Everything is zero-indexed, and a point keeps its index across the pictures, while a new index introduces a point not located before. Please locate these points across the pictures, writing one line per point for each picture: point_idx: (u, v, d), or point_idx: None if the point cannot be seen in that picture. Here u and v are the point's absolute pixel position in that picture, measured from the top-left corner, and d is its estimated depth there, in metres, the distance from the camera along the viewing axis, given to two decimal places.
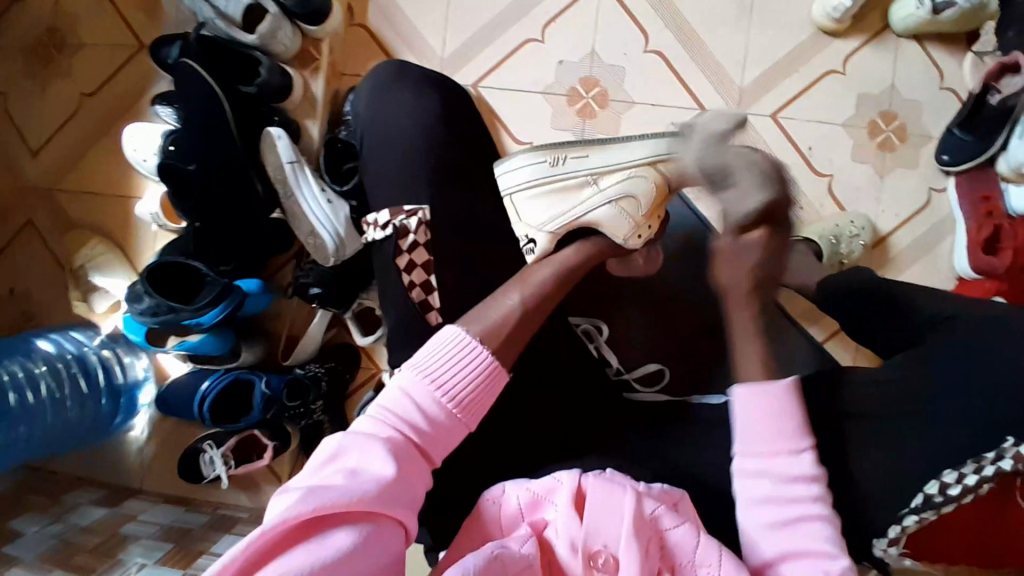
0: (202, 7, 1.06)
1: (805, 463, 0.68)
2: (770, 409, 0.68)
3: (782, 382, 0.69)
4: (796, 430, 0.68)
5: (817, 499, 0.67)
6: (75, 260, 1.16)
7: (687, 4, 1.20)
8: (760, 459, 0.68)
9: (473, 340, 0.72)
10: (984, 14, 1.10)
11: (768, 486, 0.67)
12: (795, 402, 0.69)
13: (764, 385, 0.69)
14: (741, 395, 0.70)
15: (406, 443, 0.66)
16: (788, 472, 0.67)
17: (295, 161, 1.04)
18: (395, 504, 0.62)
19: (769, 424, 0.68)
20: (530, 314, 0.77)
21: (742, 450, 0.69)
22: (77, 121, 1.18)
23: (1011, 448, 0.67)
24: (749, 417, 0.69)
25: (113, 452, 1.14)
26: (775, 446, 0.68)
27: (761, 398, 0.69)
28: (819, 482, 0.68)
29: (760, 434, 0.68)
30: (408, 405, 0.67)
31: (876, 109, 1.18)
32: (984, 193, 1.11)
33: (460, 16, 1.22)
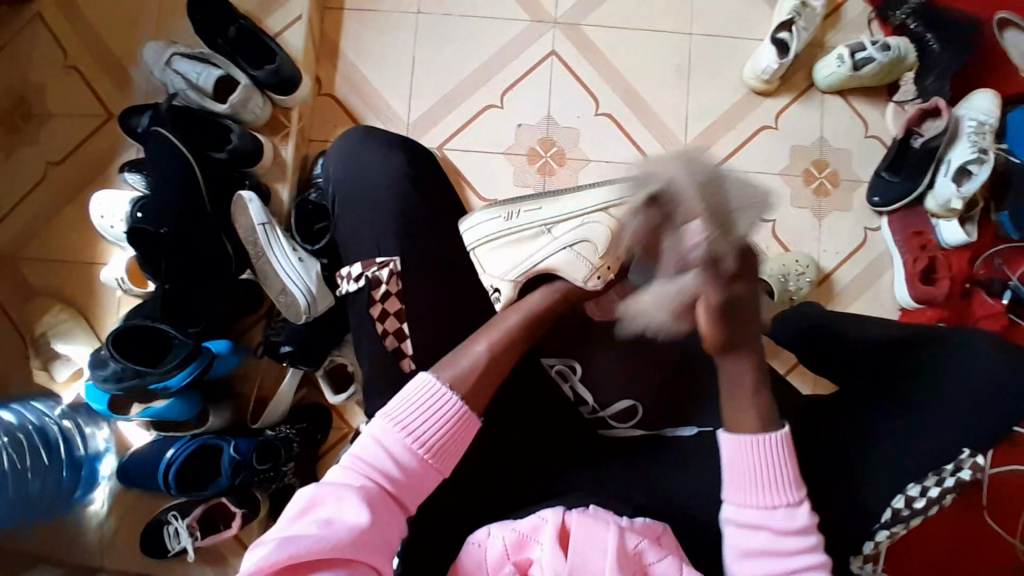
0: (176, 81, 1.12)
1: (801, 514, 0.69)
2: (758, 461, 0.70)
3: (774, 436, 0.70)
4: (792, 483, 0.69)
5: (811, 550, 0.68)
6: (37, 329, 1.13)
7: (631, 69, 1.31)
8: (758, 509, 0.69)
9: (445, 389, 0.71)
10: (901, 66, 1.24)
11: (761, 536, 0.68)
12: (785, 456, 0.70)
13: (762, 436, 0.70)
14: (727, 442, 0.71)
15: (379, 491, 0.65)
16: (782, 522, 0.68)
17: (266, 222, 1.06)
18: (370, 553, 0.62)
19: (765, 474, 0.69)
20: (498, 358, 0.75)
21: (739, 498, 0.70)
22: (43, 189, 1.18)
23: (968, 459, 0.72)
24: (753, 464, 0.70)
25: (67, 531, 1.08)
26: (768, 498, 0.69)
27: (754, 448, 0.70)
28: (814, 530, 0.69)
29: (753, 483, 0.69)
30: (380, 453, 0.67)
31: (810, 159, 1.29)
32: (916, 228, 1.22)
33: (425, 84, 1.30)
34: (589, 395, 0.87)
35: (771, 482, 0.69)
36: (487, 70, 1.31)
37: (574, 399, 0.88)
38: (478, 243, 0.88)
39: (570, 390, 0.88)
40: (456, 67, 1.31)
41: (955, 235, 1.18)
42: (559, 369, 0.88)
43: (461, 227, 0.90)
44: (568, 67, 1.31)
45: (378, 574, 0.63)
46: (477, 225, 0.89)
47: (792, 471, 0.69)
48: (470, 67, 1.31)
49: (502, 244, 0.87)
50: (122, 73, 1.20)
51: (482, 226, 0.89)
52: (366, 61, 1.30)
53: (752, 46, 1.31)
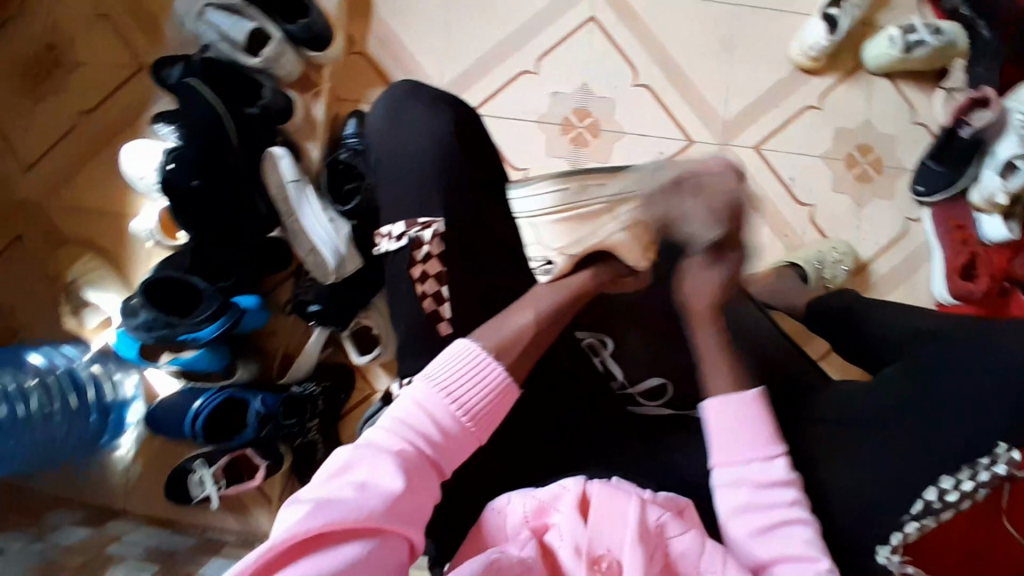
0: (208, 33, 1.10)
1: (779, 468, 0.69)
2: (742, 418, 0.71)
3: (750, 391, 0.72)
4: (768, 438, 0.70)
5: (793, 503, 0.68)
6: (69, 275, 1.14)
7: (673, 41, 1.27)
8: (737, 467, 0.70)
9: (490, 358, 0.71)
10: (952, 52, 1.20)
11: (746, 492, 0.68)
12: (763, 411, 0.71)
13: (739, 394, 0.72)
14: (710, 407, 0.72)
15: (417, 456, 0.65)
16: (762, 473, 0.69)
17: (298, 181, 1.06)
18: (404, 519, 0.61)
19: (742, 431, 0.70)
20: (543, 330, 0.75)
21: (721, 457, 0.70)
22: (74, 136, 1.18)
23: (1004, 453, 0.66)
24: (731, 425, 0.71)
25: (93, 474, 1.10)
26: (747, 451, 0.69)
27: (733, 406, 0.71)
28: (795, 485, 0.69)
29: (734, 440, 0.70)
30: (422, 416, 0.67)
31: (852, 143, 1.25)
32: (958, 221, 1.18)
33: (460, 46, 1.27)
34: (619, 370, 0.85)
35: (750, 438, 0.70)
36: (524, 34, 1.27)
37: (604, 372, 0.86)
38: (526, 218, 0.89)
39: (600, 363, 0.86)
40: (493, 29, 1.27)
41: (997, 230, 1.13)
42: (589, 343, 0.86)
43: (510, 192, 0.90)
44: (608, 35, 1.27)
45: (410, 543, 0.62)
46: (525, 197, 0.90)
47: (771, 426, 0.71)
48: (507, 31, 1.27)
49: (564, 218, 0.88)
50: (155, 20, 1.19)
51: (529, 199, 0.90)
52: (402, 20, 1.27)
53: (798, 22, 1.26)
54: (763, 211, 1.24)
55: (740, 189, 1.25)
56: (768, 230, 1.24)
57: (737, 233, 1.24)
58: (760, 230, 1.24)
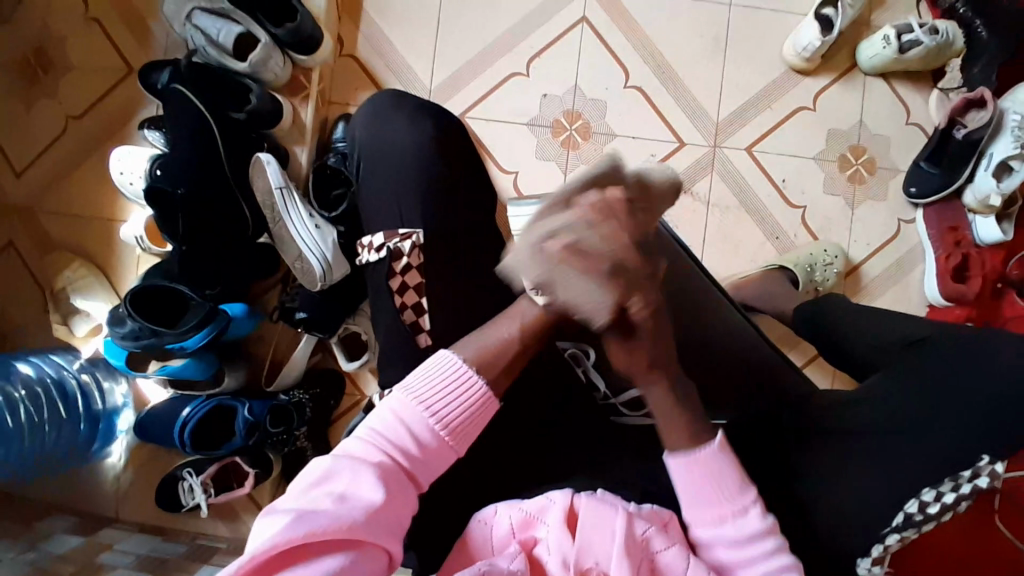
0: (195, 36, 1.09)
1: (755, 518, 0.67)
2: (706, 474, 0.68)
3: (711, 444, 0.68)
4: (738, 487, 0.68)
5: (775, 552, 0.66)
6: (57, 284, 1.13)
7: (664, 41, 1.26)
8: (710, 525, 0.68)
9: (469, 368, 0.70)
10: (948, 53, 1.18)
11: (724, 550, 0.67)
12: (729, 461, 0.69)
13: (696, 453, 0.68)
14: (674, 466, 0.69)
15: (395, 467, 0.65)
16: (736, 533, 0.67)
17: (284, 187, 1.04)
18: (383, 530, 0.61)
19: (705, 490, 0.68)
20: (528, 347, 0.74)
21: (694, 515, 0.68)
22: (62, 142, 1.18)
23: (987, 465, 0.67)
24: (694, 484, 0.68)
25: (87, 479, 1.11)
26: (722, 508, 0.67)
27: (696, 465, 0.68)
28: (774, 532, 0.67)
29: (700, 501, 0.68)
30: (400, 428, 0.67)
31: (846, 144, 1.24)
32: (953, 223, 1.17)
33: (449, 48, 1.26)
34: (602, 381, 0.86)
35: (714, 497, 0.68)
36: (514, 35, 1.26)
37: (587, 382, 0.87)
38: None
39: (582, 373, 0.87)
40: (483, 31, 1.26)
41: (990, 232, 1.13)
42: (572, 353, 0.88)
43: None
44: (600, 36, 1.26)
45: (388, 555, 0.62)
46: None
47: (737, 479, 0.68)
48: (497, 33, 1.26)
49: None
50: (142, 24, 1.18)
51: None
52: (391, 22, 1.26)
53: (792, 21, 1.25)
54: (754, 214, 1.24)
55: (730, 190, 1.24)
56: (759, 232, 1.23)
57: (726, 236, 1.23)
58: (750, 232, 1.23)
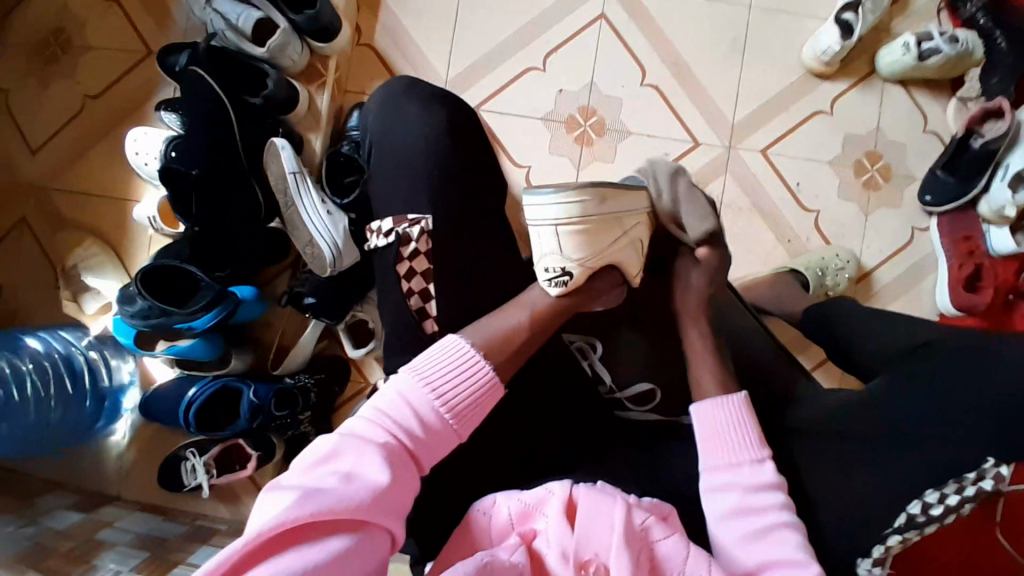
0: (215, 20, 1.09)
1: (768, 471, 0.69)
2: (727, 421, 0.72)
3: (737, 395, 0.73)
4: (756, 440, 0.71)
5: (781, 507, 0.67)
6: (69, 261, 1.15)
7: (682, 42, 1.25)
8: (725, 470, 0.69)
9: (478, 356, 0.71)
10: (968, 61, 1.16)
11: (735, 497, 0.68)
12: (750, 416, 0.72)
13: (726, 396, 0.73)
14: (699, 411, 0.73)
15: (400, 448, 0.65)
16: (751, 477, 0.68)
17: (298, 172, 1.05)
18: (387, 510, 0.61)
19: (727, 436, 0.71)
20: (533, 335, 0.74)
21: (710, 462, 0.71)
22: (80, 122, 1.19)
23: (992, 468, 0.66)
24: (719, 427, 0.72)
25: (91, 456, 1.12)
26: (735, 455, 0.70)
27: (720, 408, 0.72)
28: (782, 490, 0.69)
29: (721, 444, 0.71)
30: (406, 410, 0.66)
31: (862, 149, 1.23)
32: (966, 232, 1.15)
33: (467, 41, 1.26)
34: (608, 375, 0.87)
35: (737, 445, 0.70)
36: (532, 30, 1.26)
37: (592, 376, 0.88)
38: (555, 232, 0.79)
39: (588, 367, 0.88)
40: (500, 25, 1.26)
41: (1003, 244, 1.11)
42: (578, 346, 0.88)
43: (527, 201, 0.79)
44: (618, 34, 1.25)
45: (392, 536, 0.62)
46: (545, 203, 0.77)
47: (755, 432, 0.71)
48: (515, 27, 1.26)
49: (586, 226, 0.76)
50: (162, 8, 1.19)
51: (552, 205, 0.76)
52: (409, 14, 1.26)
53: (811, 25, 1.24)
54: (766, 217, 1.23)
55: (742, 192, 1.23)
56: (771, 235, 1.23)
57: (737, 237, 1.23)
58: (762, 235, 1.23)
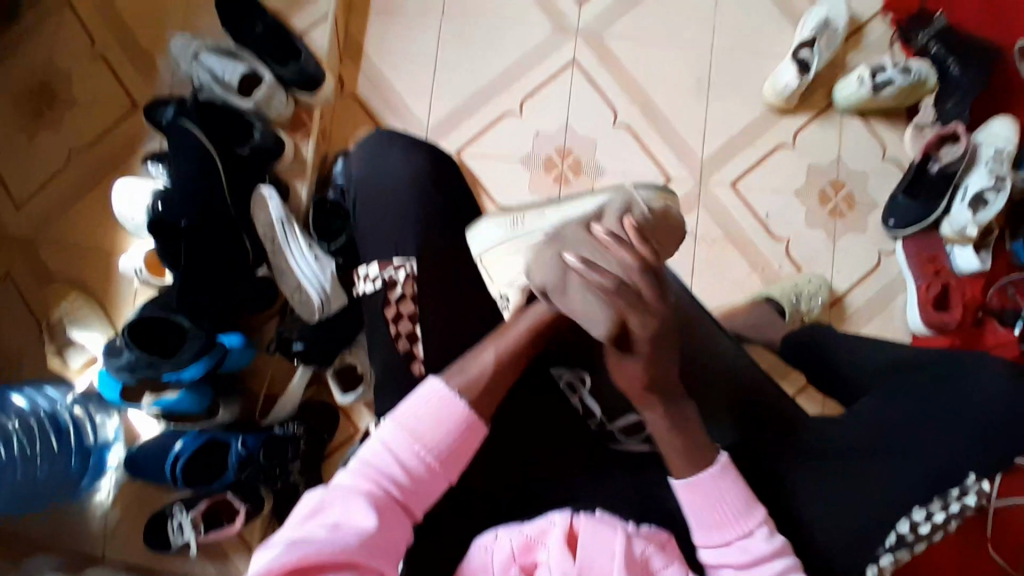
0: (201, 74, 1.13)
1: (763, 540, 0.66)
2: (711, 494, 0.66)
3: (714, 465, 0.67)
4: (745, 510, 0.66)
5: (786, 574, 0.65)
6: (54, 314, 1.14)
7: (650, 82, 1.32)
8: (719, 548, 0.66)
9: (452, 393, 0.70)
10: (922, 90, 1.24)
11: (733, 574, 0.65)
12: (735, 482, 0.67)
13: (698, 477, 0.66)
14: (680, 491, 0.67)
15: (387, 497, 0.65)
16: (748, 552, 0.65)
17: (286, 220, 1.08)
18: (377, 558, 0.61)
19: (720, 508, 0.66)
20: (508, 368, 0.73)
21: (702, 539, 0.66)
22: (64, 177, 1.20)
23: (975, 483, 0.70)
24: (703, 506, 0.66)
25: (75, 516, 1.09)
26: (732, 529, 0.66)
27: (699, 489, 0.66)
28: (783, 553, 0.66)
29: (714, 519, 0.66)
30: (390, 458, 0.67)
31: (826, 179, 1.29)
32: (932, 253, 1.21)
33: (445, 87, 1.31)
34: (598, 408, 0.87)
35: (728, 518, 0.66)
36: (509, 76, 1.31)
37: (583, 412, 0.87)
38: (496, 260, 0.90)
39: (578, 402, 0.87)
40: (478, 71, 1.31)
41: (967, 262, 1.18)
42: (568, 381, 0.88)
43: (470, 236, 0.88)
44: (588, 78, 1.31)
45: None
46: (483, 234, 0.88)
47: (742, 498, 0.66)
48: (491, 74, 1.31)
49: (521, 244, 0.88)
50: (147, 65, 1.22)
51: (490, 236, 0.88)
52: (390, 63, 1.31)
53: (771, 64, 1.31)
54: (740, 246, 1.27)
55: (716, 223, 1.28)
56: (746, 264, 1.27)
57: (714, 267, 1.27)
58: (737, 265, 1.27)
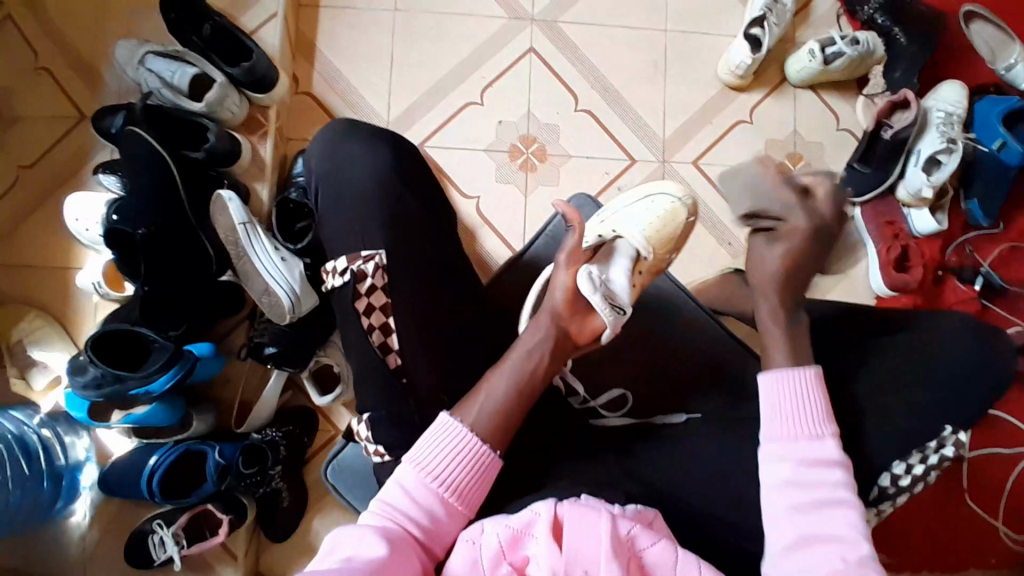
0: (149, 79, 1.11)
1: (831, 448, 0.72)
2: (794, 393, 0.75)
3: (807, 372, 0.76)
4: (823, 418, 0.73)
5: (840, 485, 0.70)
6: (13, 334, 1.09)
7: (608, 66, 1.32)
8: (785, 443, 0.73)
9: (466, 431, 0.72)
10: (869, 61, 1.27)
11: (791, 467, 0.71)
12: (820, 391, 0.75)
13: (795, 371, 0.76)
14: (767, 380, 0.77)
15: (406, 534, 0.68)
16: (812, 453, 0.71)
17: (247, 222, 1.03)
18: None
19: (799, 410, 0.74)
20: (521, 399, 0.75)
21: (775, 433, 0.73)
22: (11, 194, 1.15)
23: (951, 436, 0.76)
24: (779, 399, 0.75)
25: (46, 544, 1.05)
26: (807, 428, 0.72)
27: (789, 383, 0.76)
28: (845, 467, 0.71)
29: (782, 415, 0.74)
30: (405, 497, 0.69)
31: (784, 152, 1.32)
32: (888, 218, 1.25)
33: (403, 82, 1.29)
34: (580, 386, 0.91)
35: (807, 416, 0.73)
36: (467, 66, 1.31)
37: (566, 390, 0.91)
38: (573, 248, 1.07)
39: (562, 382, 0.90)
40: (437, 64, 1.30)
41: (925, 223, 1.22)
42: None
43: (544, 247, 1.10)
44: (547, 65, 1.32)
45: None
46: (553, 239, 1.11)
47: (824, 407, 0.74)
48: (449, 66, 1.30)
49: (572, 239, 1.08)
50: (94, 74, 1.18)
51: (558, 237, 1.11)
52: (346, 59, 1.29)
53: (724, 43, 1.33)
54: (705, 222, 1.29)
55: None
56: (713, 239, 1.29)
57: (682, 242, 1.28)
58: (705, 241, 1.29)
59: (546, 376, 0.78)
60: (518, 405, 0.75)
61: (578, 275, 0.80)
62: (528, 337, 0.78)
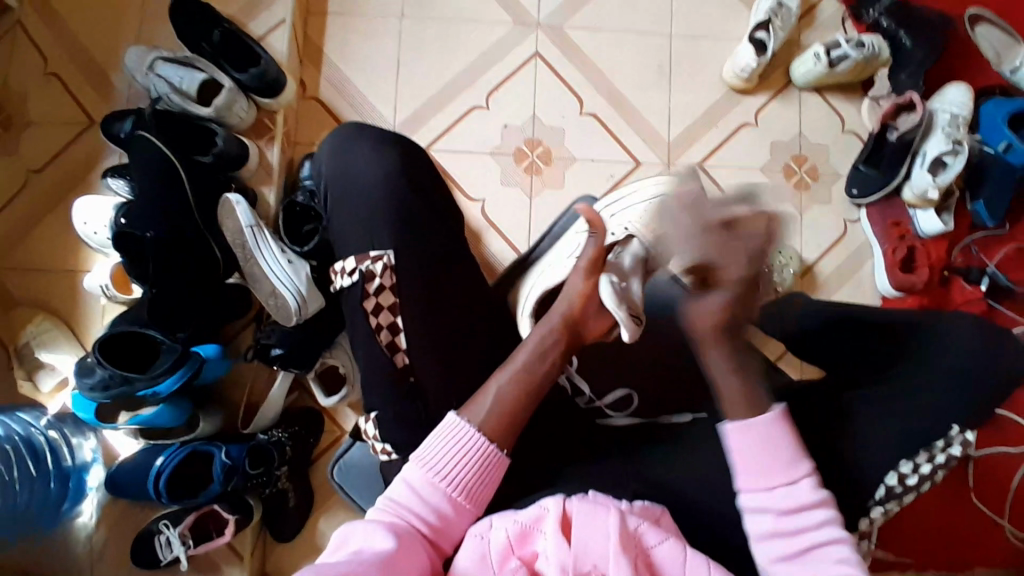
0: (158, 84, 1.11)
1: (805, 489, 0.70)
2: (763, 437, 0.71)
3: (768, 413, 0.71)
4: (795, 458, 0.71)
5: (824, 523, 0.70)
6: (21, 338, 1.11)
7: (612, 70, 1.33)
8: (763, 490, 0.71)
9: (470, 429, 0.72)
10: (875, 63, 1.28)
11: (773, 517, 0.70)
12: (786, 429, 0.71)
13: (758, 418, 0.71)
14: (731, 431, 0.72)
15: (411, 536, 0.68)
16: (791, 497, 0.70)
17: (254, 225, 1.05)
18: None
19: (767, 456, 0.71)
20: (525, 398, 0.75)
21: (747, 482, 0.71)
22: (22, 198, 1.16)
23: (958, 434, 0.76)
24: (751, 445, 0.71)
25: (53, 545, 1.05)
26: (780, 476, 0.70)
27: (750, 431, 0.71)
28: (825, 504, 0.70)
29: (757, 464, 0.71)
30: (408, 501, 0.70)
31: (789, 154, 1.32)
32: (894, 219, 1.25)
33: (410, 86, 1.31)
34: (586, 385, 0.92)
35: (773, 464, 0.70)
36: (473, 71, 1.32)
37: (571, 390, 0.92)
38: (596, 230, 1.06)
39: (568, 381, 0.91)
40: (443, 68, 1.31)
41: (931, 224, 1.21)
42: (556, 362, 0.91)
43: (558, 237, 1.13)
44: (552, 69, 1.32)
45: None
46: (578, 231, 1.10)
47: (795, 448, 0.71)
48: (455, 71, 1.31)
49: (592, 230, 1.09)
50: (104, 80, 1.20)
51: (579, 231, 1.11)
52: (354, 65, 1.31)
53: (729, 46, 1.34)
54: None
55: None
56: None
57: None
58: None
59: (553, 376, 0.78)
60: (522, 404, 0.74)
61: (599, 283, 0.83)
62: (533, 337, 0.79)
